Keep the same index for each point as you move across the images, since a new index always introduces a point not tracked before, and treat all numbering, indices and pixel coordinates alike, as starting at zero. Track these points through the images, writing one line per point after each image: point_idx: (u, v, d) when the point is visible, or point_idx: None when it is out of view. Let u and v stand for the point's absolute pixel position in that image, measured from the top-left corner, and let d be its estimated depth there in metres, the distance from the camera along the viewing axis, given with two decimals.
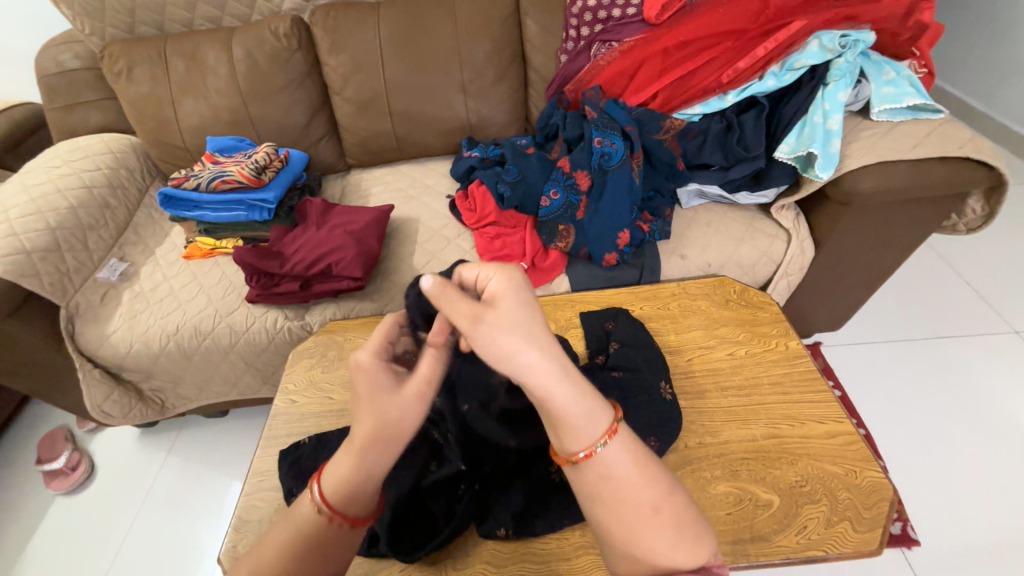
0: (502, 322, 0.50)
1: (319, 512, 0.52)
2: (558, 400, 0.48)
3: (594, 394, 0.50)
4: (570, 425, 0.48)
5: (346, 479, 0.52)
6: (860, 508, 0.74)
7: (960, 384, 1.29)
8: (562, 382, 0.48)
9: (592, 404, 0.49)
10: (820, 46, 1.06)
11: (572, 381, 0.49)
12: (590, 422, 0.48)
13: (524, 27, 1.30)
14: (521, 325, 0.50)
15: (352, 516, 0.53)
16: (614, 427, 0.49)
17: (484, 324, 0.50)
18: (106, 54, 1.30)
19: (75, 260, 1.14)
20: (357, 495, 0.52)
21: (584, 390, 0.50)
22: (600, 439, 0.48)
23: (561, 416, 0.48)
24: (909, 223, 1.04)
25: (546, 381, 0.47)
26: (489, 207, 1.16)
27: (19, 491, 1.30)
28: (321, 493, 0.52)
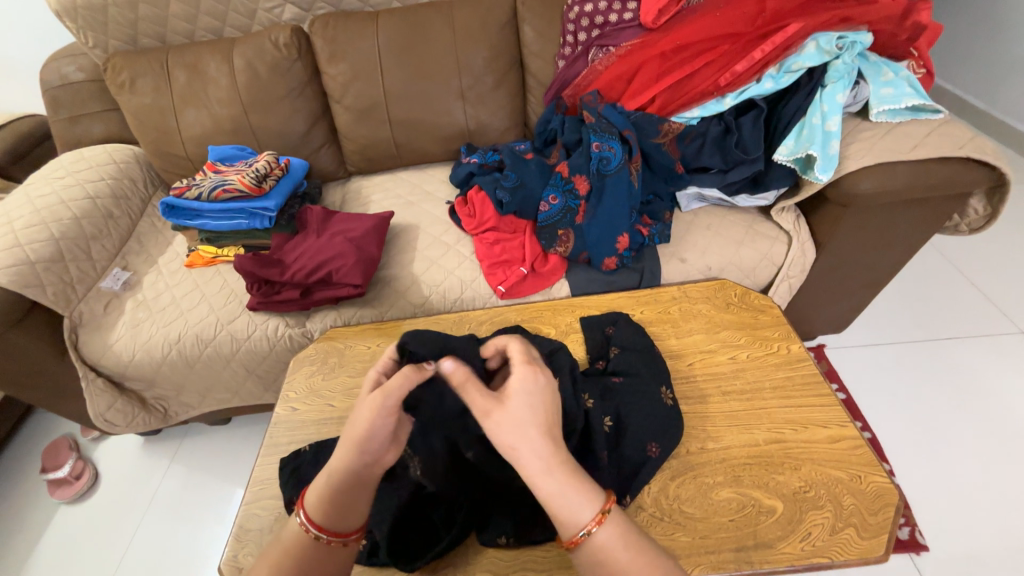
0: (509, 420, 0.54)
1: (303, 530, 0.57)
2: (549, 493, 0.53)
3: (587, 485, 0.54)
4: (565, 514, 0.52)
5: (321, 497, 0.57)
6: (865, 514, 0.73)
7: (968, 386, 1.27)
8: (552, 478, 0.53)
9: (584, 493, 0.53)
10: (818, 48, 1.05)
11: (560, 475, 0.53)
12: (576, 512, 0.52)
13: (521, 34, 1.31)
14: (524, 413, 0.54)
15: (332, 533, 0.56)
16: (604, 512, 0.53)
17: (496, 415, 0.54)
18: (108, 65, 1.31)
19: (79, 270, 1.15)
20: (330, 510, 0.56)
21: (574, 481, 0.54)
22: (589, 525, 0.52)
23: (554, 508, 0.53)
24: (912, 223, 1.03)
25: (535, 469, 0.53)
26: (488, 213, 1.17)
27: (24, 501, 1.31)
28: (301, 509, 0.57)
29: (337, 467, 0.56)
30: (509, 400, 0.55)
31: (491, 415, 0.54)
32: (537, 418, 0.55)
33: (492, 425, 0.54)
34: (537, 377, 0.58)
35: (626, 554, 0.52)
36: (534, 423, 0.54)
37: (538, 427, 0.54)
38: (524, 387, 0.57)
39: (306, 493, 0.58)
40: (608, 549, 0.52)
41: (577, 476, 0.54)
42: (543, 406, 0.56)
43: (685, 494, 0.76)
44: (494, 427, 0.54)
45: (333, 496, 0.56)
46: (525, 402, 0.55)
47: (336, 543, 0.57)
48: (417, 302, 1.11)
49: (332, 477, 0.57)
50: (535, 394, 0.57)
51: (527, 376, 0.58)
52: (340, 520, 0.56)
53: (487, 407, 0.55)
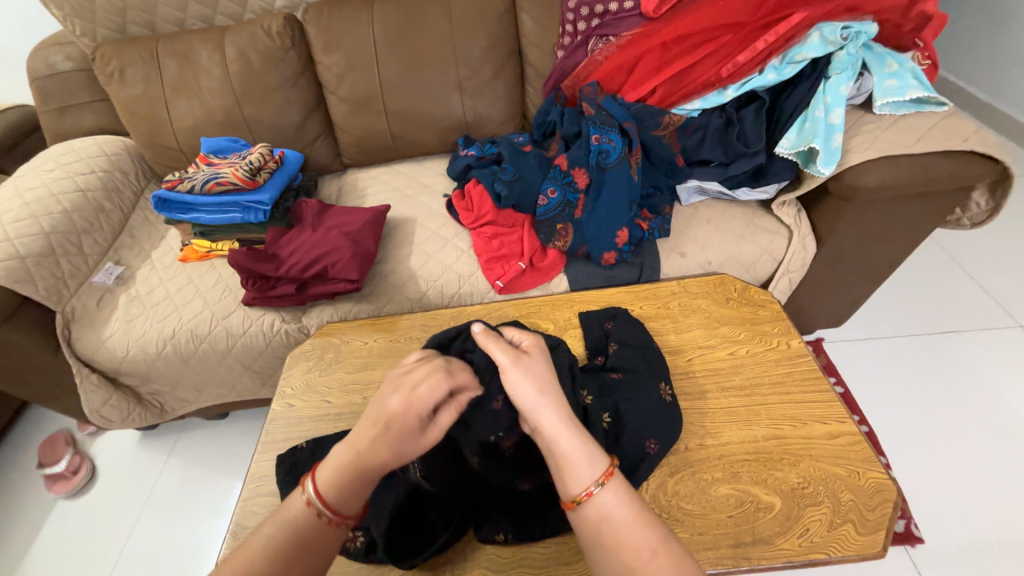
0: (534, 368, 0.63)
1: (306, 504, 0.56)
2: (565, 442, 0.57)
3: (597, 447, 0.58)
4: (576, 467, 0.55)
5: (338, 474, 0.58)
6: (863, 510, 0.73)
7: (965, 379, 1.27)
8: (568, 429, 0.58)
9: (594, 453, 0.57)
10: (821, 38, 1.03)
11: (574, 432, 0.58)
12: (587, 465, 0.55)
13: (520, 23, 1.29)
14: (544, 367, 0.64)
15: (336, 512, 0.56)
16: (611, 471, 0.55)
17: (523, 360, 0.64)
18: (97, 55, 1.28)
19: (70, 265, 1.13)
20: (342, 486, 0.57)
21: (586, 441, 0.58)
22: (598, 481, 0.54)
23: (567, 459, 0.56)
24: (913, 217, 1.02)
25: (559, 420, 0.58)
26: (485, 206, 1.15)
27: (22, 496, 1.30)
28: (310, 483, 0.57)
29: (342, 455, 0.59)
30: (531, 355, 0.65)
31: (521, 360, 0.64)
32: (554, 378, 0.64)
33: (516, 372, 0.62)
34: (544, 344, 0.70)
35: (629, 511, 0.53)
36: (553, 380, 0.63)
37: (556, 384, 0.63)
38: (542, 349, 0.68)
39: (319, 469, 0.59)
40: (613, 504, 0.53)
41: (587, 439, 0.58)
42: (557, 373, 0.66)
43: (683, 490, 0.75)
44: (522, 369, 0.63)
45: (349, 476, 0.57)
46: (544, 362, 0.65)
47: (334, 523, 0.56)
48: (414, 297, 1.10)
49: (348, 458, 0.58)
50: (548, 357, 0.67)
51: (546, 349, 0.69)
52: (346, 501, 0.57)
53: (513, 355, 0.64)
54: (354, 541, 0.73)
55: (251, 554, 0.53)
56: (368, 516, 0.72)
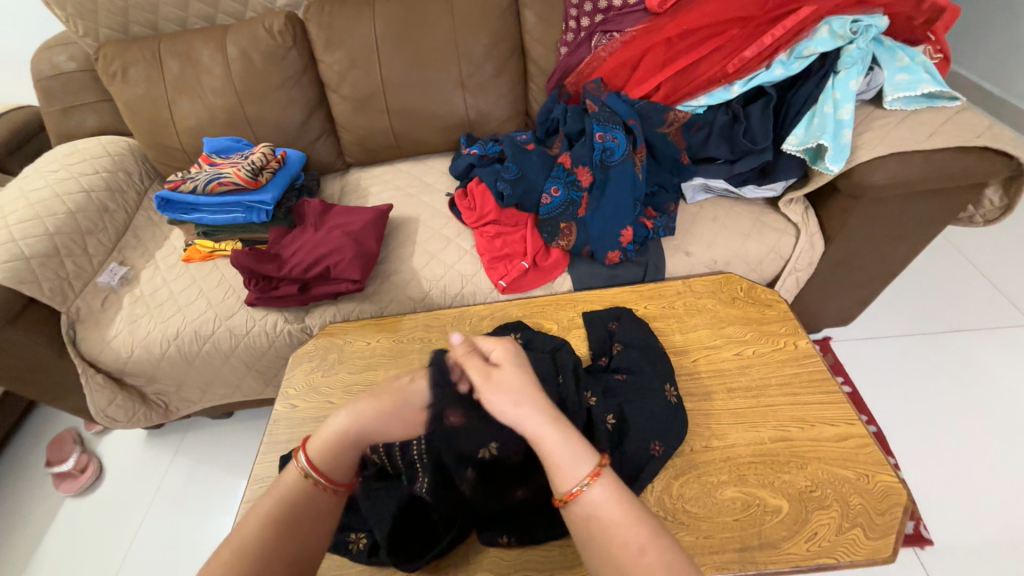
0: (503, 383, 0.63)
1: (301, 474, 0.59)
2: (549, 444, 0.57)
3: (585, 443, 0.57)
4: (564, 467, 0.55)
5: (332, 442, 0.62)
6: (872, 514, 0.72)
7: (977, 378, 1.25)
8: (552, 430, 0.57)
9: (581, 450, 0.56)
10: (831, 33, 1.02)
11: (559, 432, 0.57)
12: (575, 464, 0.54)
13: (523, 19, 1.27)
14: (516, 377, 0.64)
15: (329, 478, 0.60)
16: (600, 468, 0.55)
17: (493, 377, 0.64)
18: (100, 55, 1.28)
19: (75, 265, 1.13)
20: (335, 456, 0.61)
21: (573, 438, 0.57)
22: (586, 479, 0.53)
23: (553, 460, 0.55)
24: (924, 214, 1.00)
25: (539, 424, 0.58)
26: (488, 205, 1.14)
27: (30, 494, 1.32)
28: (302, 453, 0.61)
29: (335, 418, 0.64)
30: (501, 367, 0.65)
31: (490, 379, 0.64)
32: (529, 383, 0.64)
33: (490, 390, 0.63)
34: (514, 349, 0.69)
35: (619, 508, 0.52)
36: (529, 387, 0.63)
37: (532, 390, 0.62)
38: (512, 355, 0.68)
39: (311, 441, 0.62)
40: (603, 501, 0.53)
41: (571, 435, 0.57)
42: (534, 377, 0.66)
43: (688, 493, 0.74)
44: (491, 388, 0.63)
45: (345, 445, 0.62)
46: (516, 370, 0.65)
47: (327, 489, 0.60)
48: (417, 297, 1.10)
49: (337, 430, 0.62)
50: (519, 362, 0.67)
51: (519, 354, 0.68)
52: (338, 469, 0.61)
53: (483, 377, 0.65)
54: (357, 543, 0.72)
55: (252, 557, 0.53)
56: (372, 516, 0.71)
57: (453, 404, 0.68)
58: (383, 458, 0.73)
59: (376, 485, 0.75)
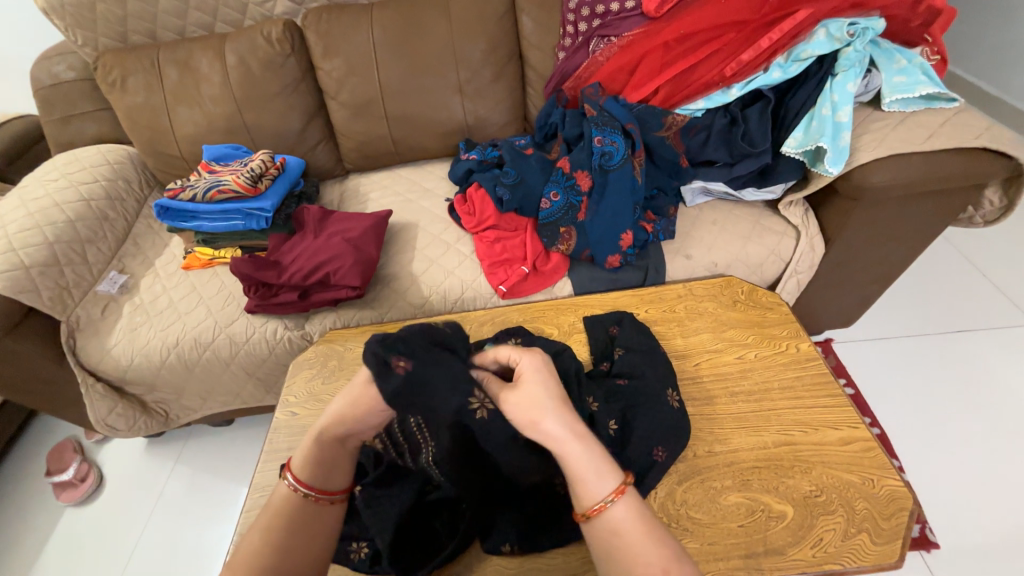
0: (527, 398, 0.58)
1: (290, 491, 0.59)
2: (575, 458, 0.54)
3: (610, 459, 0.55)
4: (587, 481, 0.53)
5: (310, 456, 0.60)
6: (878, 519, 0.71)
7: (980, 380, 1.25)
8: (578, 447, 0.55)
9: (606, 467, 0.54)
10: (828, 35, 1.02)
11: (585, 447, 0.55)
12: (598, 479, 0.53)
13: (520, 25, 1.28)
14: (542, 392, 0.58)
15: (319, 490, 0.59)
16: (625, 485, 0.53)
17: (513, 396, 0.59)
18: (99, 64, 1.29)
19: (74, 274, 1.13)
20: (319, 469, 0.60)
21: (598, 453, 0.55)
22: (609, 496, 0.52)
23: (577, 475, 0.53)
24: (924, 216, 1.00)
25: (563, 438, 0.55)
26: (488, 210, 1.14)
27: (30, 504, 1.31)
28: (288, 473, 0.59)
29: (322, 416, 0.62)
30: (522, 382, 0.60)
31: (509, 396, 0.59)
32: (555, 396, 0.59)
33: (512, 404, 0.58)
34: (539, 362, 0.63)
35: (641, 526, 0.51)
36: (552, 399, 0.58)
37: (560, 406, 0.58)
38: (537, 368, 0.62)
39: (292, 460, 0.61)
40: (625, 519, 0.51)
41: (598, 452, 0.55)
42: (560, 390, 0.60)
43: (692, 499, 0.74)
44: (512, 405, 0.58)
45: (322, 456, 0.60)
46: (539, 382, 0.59)
47: (323, 501, 0.59)
48: (417, 303, 1.09)
49: (318, 437, 0.61)
50: (544, 375, 0.61)
51: (544, 366, 0.63)
52: (328, 478, 0.60)
53: (504, 393, 0.60)
54: (359, 552, 0.71)
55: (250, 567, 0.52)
56: (373, 526, 0.70)
57: (396, 350, 0.59)
58: (385, 442, 0.75)
59: (376, 493, 0.73)
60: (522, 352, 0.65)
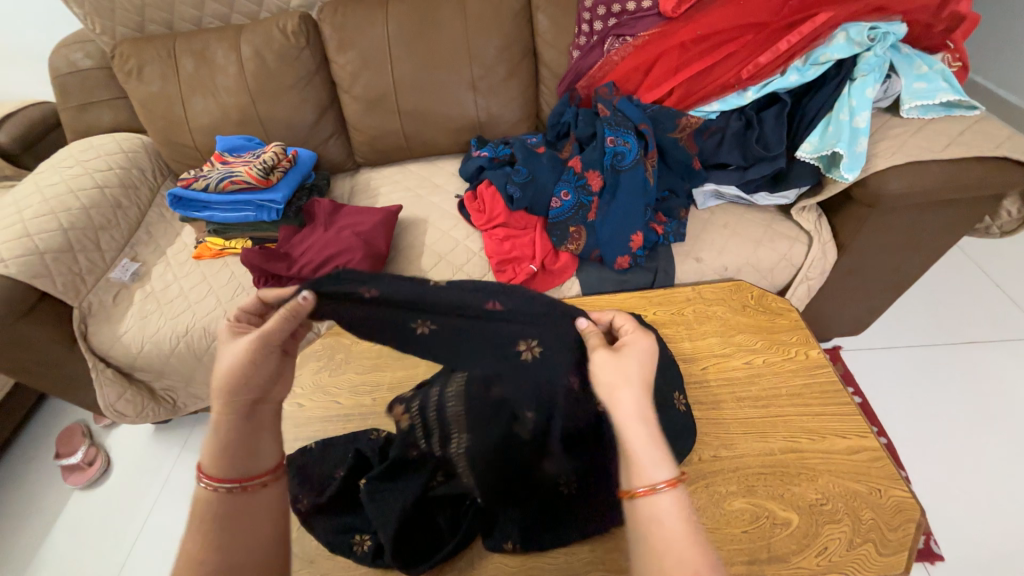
0: (618, 367, 0.56)
1: (211, 492, 0.53)
2: (637, 437, 0.52)
3: (671, 450, 0.52)
4: (642, 462, 0.51)
5: (215, 447, 0.54)
6: (884, 530, 0.70)
7: (992, 392, 1.23)
8: (644, 428, 0.52)
9: (666, 455, 0.51)
10: (848, 39, 1.00)
11: (650, 432, 0.52)
12: (653, 465, 0.50)
13: (535, 23, 1.27)
14: (636, 368, 0.57)
15: (238, 478, 0.53)
16: (678, 480, 0.50)
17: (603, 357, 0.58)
18: (116, 53, 1.30)
19: (87, 261, 1.15)
20: (231, 457, 0.54)
21: (661, 442, 0.52)
22: (660, 484, 0.49)
23: (633, 453, 0.51)
24: (940, 224, 0.99)
25: (629, 415, 0.53)
26: (498, 208, 1.14)
27: (38, 486, 1.33)
28: (200, 477, 0.53)
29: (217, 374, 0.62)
30: (622, 351, 0.59)
31: (601, 354, 0.58)
32: (645, 378, 0.56)
33: (600, 361, 0.57)
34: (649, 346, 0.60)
35: (684, 523, 0.48)
36: (641, 382, 0.55)
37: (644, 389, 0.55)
38: (639, 347, 0.60)
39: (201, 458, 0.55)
40: (669, 512, 0.48)
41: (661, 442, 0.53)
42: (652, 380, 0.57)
43: (697, 502, 0.74)
44: (600, 364, 0.57)
45: (228, 443, 0.54)
46: (639, 361, 0.57)
47: (252, 486, 0.54)
48: None
49: (218, 424, 0.55)
50: (646, 357, 0.59)
51: (647, 350, 0.59)
52: (246, 462, 0.54)
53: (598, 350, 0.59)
54: (361, 544, 0.72)
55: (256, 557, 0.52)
56: (377, 519, 0.70)
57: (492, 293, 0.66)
58: (414, 420, 0.72)
59: (381, 486, 0.73)
60: (638, 331, 0.63)
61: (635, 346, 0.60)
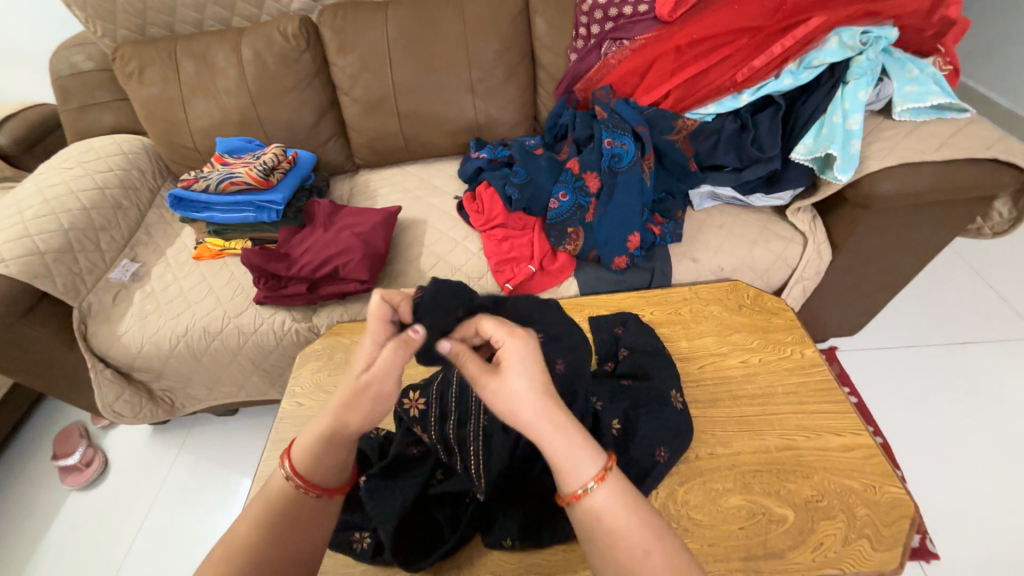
0: (502, 389, 0.50)
1: (293, 485, 0.54)
2: (554, 446, 0.50)
3: (591, 441, 0.51)
4: (566, 467, 0.49)
5: (317, 452, 0.54)
6: (879, 526, 0.71)
7: (985, 391, 1.24)
8: (552, 433, 0.50)
9: (587, 448, 0.50)
10: (840, 43, 1.02)
11: (564, 430, 0.50)
12: (577, 466, 0.49)
13: (533, 26, 1.29)
14: (521, 382, 0.50)
15: (325, 488, 0.55)
16: (606, 470, 0.50)
17: (488, 389, 0.51)
18: (117, 55, 1.31)
19: (88, 261, 1.15)
20: (320, 461, 0.54)
21: (578, 437, 0.51)
22: (589, 483, 0.49)
23: (555, 461, 0.50)
24: (932, 225, 1.00)
25: (539, 429, 0.49)
26: (497, 208, 1.15)
27: (34, 488, 1.33)
28: (290, 465, 0.54)
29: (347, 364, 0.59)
30: (501, 368, 0.52)
31: (484, 385, 0.51)
32: (537, 385, 0.51)
33: (486, 393, 0.51)
34: (528, 344, 0.53)
35: (626, 511, 0.49)
36: (532, 389, 0.50)
37: (537, 395, 0.50)
38: (520, 352, 0.53)
39: (295, 448, 0.55)
40: (607, 504, 0.49)
41: (579, 433, 0.51)
42: (542, 377, 0.52)
43: (693, 500, 0.74)
44: (490, 396, 0.51)
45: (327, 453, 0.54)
46: (522, 370, 0.51)
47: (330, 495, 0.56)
48: None
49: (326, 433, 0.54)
50: (529, 360, 0.52)
51: (525, 349, 0.53)
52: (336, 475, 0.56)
53: (479, 379, 0.52)
54: (361, 542, 0.72)
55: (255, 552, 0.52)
56: (376, 517, 0.70)
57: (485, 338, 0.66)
58: (430, 403, 0.76)
59: (380, 484, 0.74)
60: (511, 329, 0.55)
61: (512, 360, 0.52)
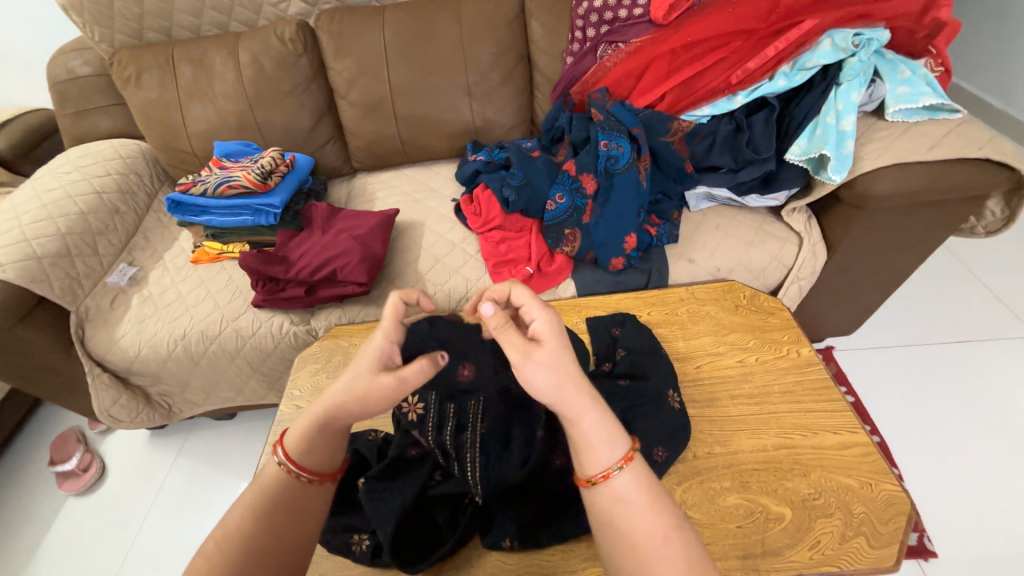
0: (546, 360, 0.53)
1: (284, 470, 0.56)
2: (588, 425, 0.52)
3: (619, 425, 0.54)
4: (597, 446, 0.51)
5: (309, 438, 0.56)
6: (875, 523, 0.72)
7: (980, 389, 1.25)
8: (587, 408, 0.52)
9: (616, 431, 0.53)
10: (832, 46, 1.03)
11: (597, 408, 0.53)
12: (608, 446, 0.51)
13: (529, 30, 1.29)
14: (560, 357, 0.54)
15: (315, 472, 0.56)
16: (632, 454, 0.52)
17: (532, 360, 0.53)
18: (115, 60, 1.31)
19: (85, 265, 1.15)
20: (313, 445, 0.55)
21: (608, 419, 0.53)
22: (617, 464, 0.51)
23: (586, 439, 0.52)
24: (926, 225, 1.01)
25: (578, 404, 0.52)
26: (494, 211, 1.16)
27: (31, 494, 1.32)
28: (284, 451, 0.56)
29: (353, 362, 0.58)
30: (541, 343, 0.54)
31: (527, 356, 0.53)
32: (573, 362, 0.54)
33: (530, 367, 0.53)
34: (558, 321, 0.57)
35: (645, 497, 0.50)
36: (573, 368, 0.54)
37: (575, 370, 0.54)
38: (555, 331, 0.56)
39: (291, 434, 0.57)
40: (630, 487, 0.50)
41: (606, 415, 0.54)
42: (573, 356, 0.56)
43: (691, 499, 0.75)
44: (534, 367, 0.52)
45: (318, 438, 0.56)
46: (560, 347, 0.55)
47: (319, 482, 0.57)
48: None
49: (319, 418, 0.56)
50: (562, 339, 0.56)
51: (556, 328, 0.57)
52: (327, 460, 0.57)
53: (520, 352, 0.54)
54: (360, 545, 0.72)
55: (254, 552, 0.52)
56: (374, 519, 0.70)
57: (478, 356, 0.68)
58: (427, 409, 0.75)
59: (378, 486, 0.73)
60: (543, 308, 0.58)
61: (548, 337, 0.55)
